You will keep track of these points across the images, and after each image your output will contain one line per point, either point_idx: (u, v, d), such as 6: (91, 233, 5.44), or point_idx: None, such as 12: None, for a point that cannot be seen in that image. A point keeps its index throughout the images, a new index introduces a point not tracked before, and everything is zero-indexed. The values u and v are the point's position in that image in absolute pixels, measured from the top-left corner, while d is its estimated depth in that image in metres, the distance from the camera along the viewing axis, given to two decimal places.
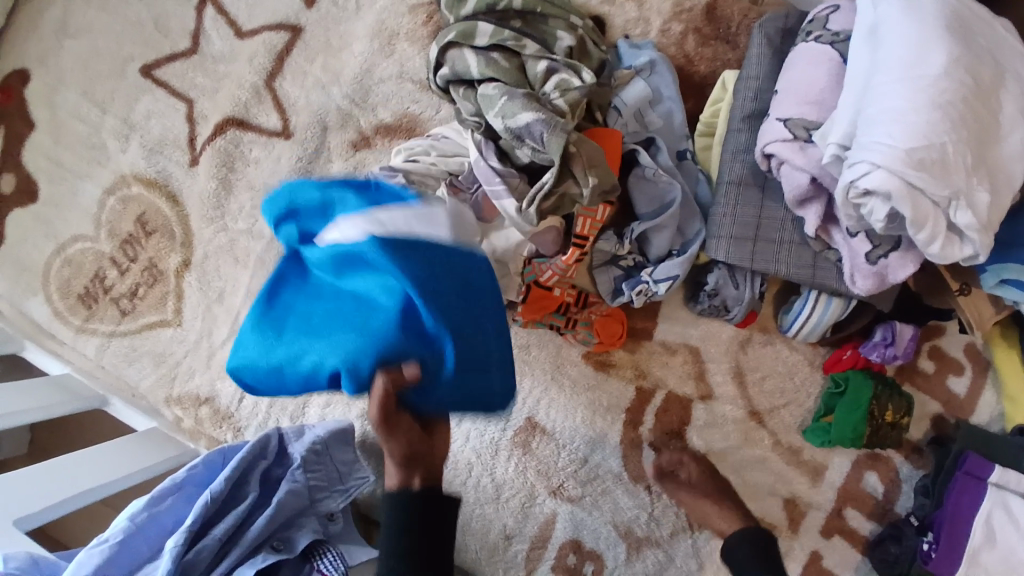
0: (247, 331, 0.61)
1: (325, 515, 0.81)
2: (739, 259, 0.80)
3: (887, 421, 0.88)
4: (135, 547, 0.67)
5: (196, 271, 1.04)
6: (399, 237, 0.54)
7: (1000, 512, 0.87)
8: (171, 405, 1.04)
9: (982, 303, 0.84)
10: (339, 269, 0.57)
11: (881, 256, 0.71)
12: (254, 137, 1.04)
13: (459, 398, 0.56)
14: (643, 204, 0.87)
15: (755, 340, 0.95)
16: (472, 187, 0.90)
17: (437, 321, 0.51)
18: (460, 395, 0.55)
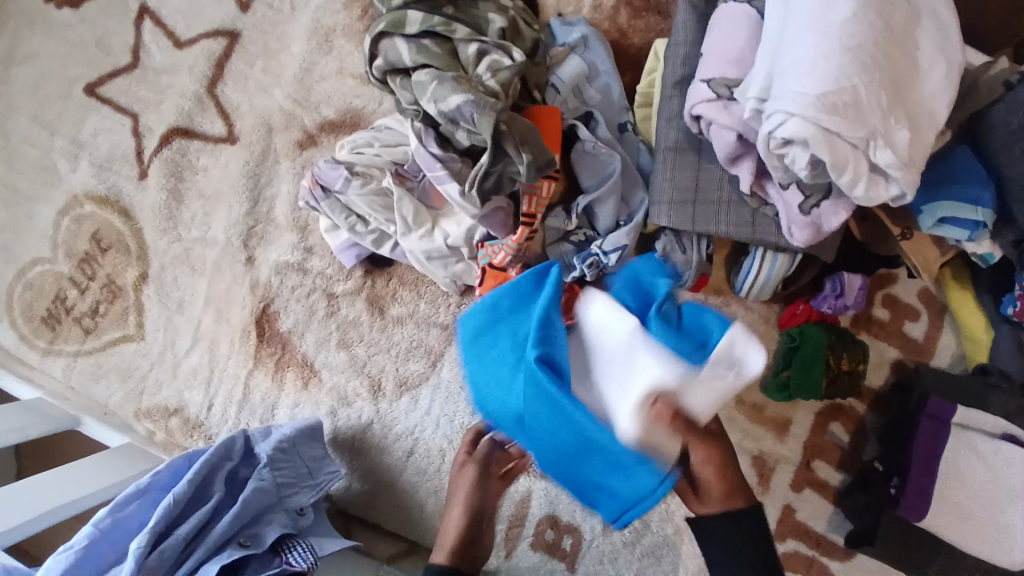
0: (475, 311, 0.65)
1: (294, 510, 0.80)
2: (681, 223, 0.81)
3: (843, 369, 0.90)
4: (100, 551, 0.69)
5: (155, 283, 1.05)
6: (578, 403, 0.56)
7: (965, 450, 0.90)
8: (141, 419, 1.05)
9: (926, 247, 0.85)
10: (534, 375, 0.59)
11: (813, 206, 0.72)
12: (201, 145, 1.05)
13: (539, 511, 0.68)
14: (586, 177, 0.88)
15: (710, 303, 0.97)
16: (418, 176, 0.91)
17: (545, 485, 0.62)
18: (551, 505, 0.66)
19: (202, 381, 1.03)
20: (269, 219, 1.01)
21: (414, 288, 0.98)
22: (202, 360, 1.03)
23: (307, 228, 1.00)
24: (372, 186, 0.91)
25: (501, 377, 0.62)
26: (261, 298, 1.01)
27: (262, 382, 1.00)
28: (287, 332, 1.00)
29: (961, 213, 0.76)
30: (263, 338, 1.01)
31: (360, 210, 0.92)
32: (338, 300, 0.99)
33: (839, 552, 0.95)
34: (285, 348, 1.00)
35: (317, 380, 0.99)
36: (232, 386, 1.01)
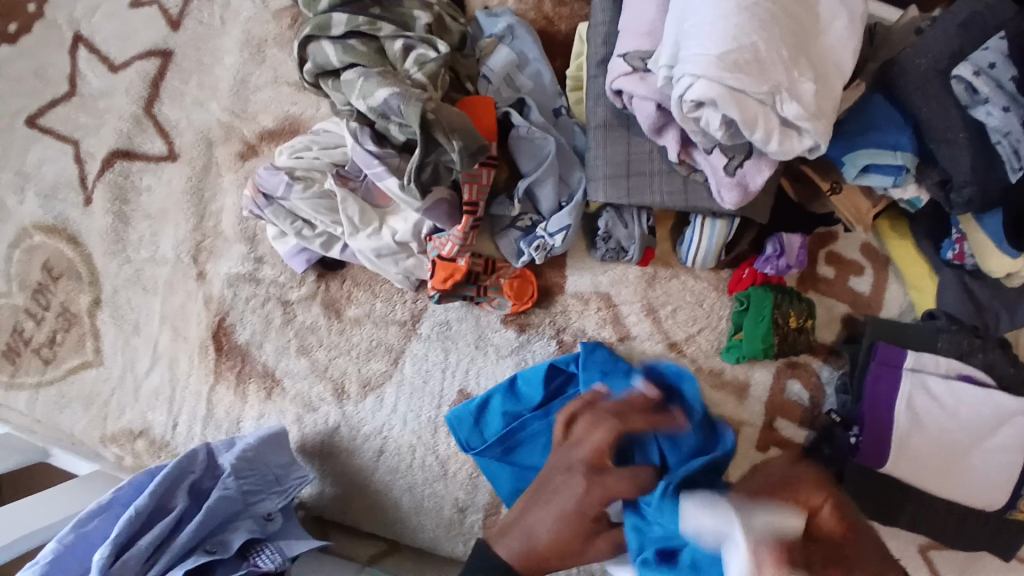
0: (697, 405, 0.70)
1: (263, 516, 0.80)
2: (617, 197, 0.83)
3: (792, 326, 0.93)
4: (64, 566, 0.69)
5: (109, 306, 1.05)
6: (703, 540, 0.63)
7: (921, 392, 0.89)
8: (108, 444, 1.04)
9: (857, 198, 0.88)
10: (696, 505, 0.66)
11: (737, 166, 0.75)
12: (143, 165, 1.05)
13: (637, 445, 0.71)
14: (525, 161, 0.89)
15: (661, 276, 0.98)
16: (360, 175, 0.92)
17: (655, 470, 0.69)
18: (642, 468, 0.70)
19: (165, 401, 1.02)
20: (217, 233, 1.02)
21: (369, 289, 0.98)
22: (163, 379, 1.03)
23: (256, 238, 1.01)
24: (315, 189, 0.92)
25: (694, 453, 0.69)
26: (216, 312, 1.01)
27: (225, 396, 1.00)
28: (246, 344, 1.00)
29: (881, 158, 0.80)
30: (222, 352, 1.01)
31: (305, 214, 0.93)
32: (294, 306, 0.99)
33: None
34: (245, 361, 1.00)
35: (281, 388, 0.99)
36: (195, 403, 1.01)
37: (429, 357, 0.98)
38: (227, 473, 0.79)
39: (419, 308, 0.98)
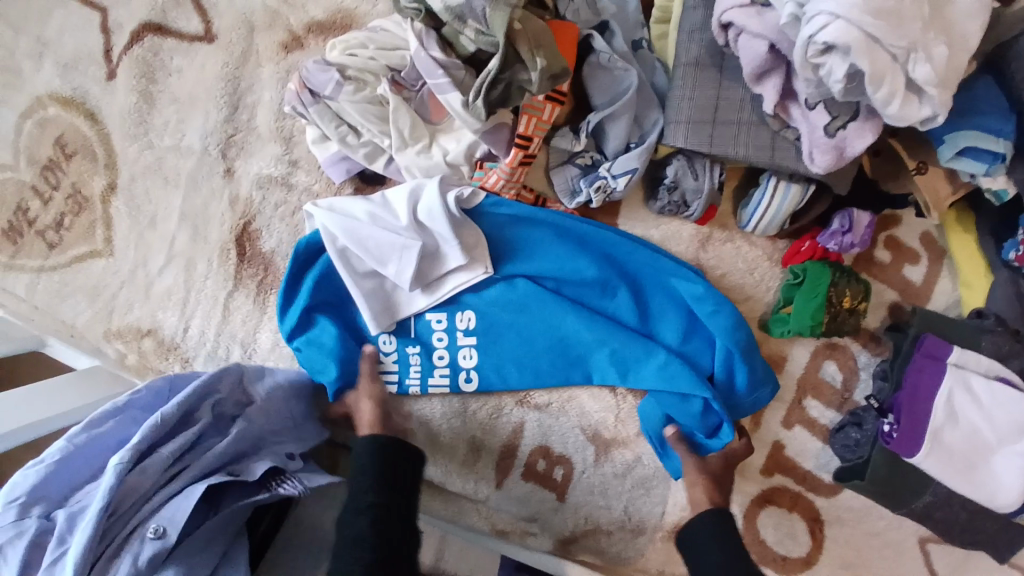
0: (621, 341, 0.87)
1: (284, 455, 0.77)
2: (698, 144, 0.77)
3: (844, 307, 0.89)
4: (73, 467, 0.64)
5: (124, 194, 0.98)
6: (624, 317, 0.87)
7: (961, 390, 0.87)
8: (111, 340, 0.99)
9: (937, 181, 0.84)
10: (622, 315, 0.88)
11: (839, 127, 0.70)
12: (174, 44, 0.97)
13: (622, 352, 0.87)
14: (598, 94, 0.82)
15: (715, 238, 0.93)
16: (417, 84, 0.84)
17: (636, 320, 0.87)
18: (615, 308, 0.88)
19: (178, 302, 0.97)
20: (250, 127, 0.94)
21: None
22: (177, 279, 0.97)
23: (292, 138, 0.93)
24: (366, 93, 0.84)
25: (611, 290, 0.87)
26: (241, 215, 0.94)
27: (244, 304, 0.94)
28: (270, 253, 0.93)
29: (981, 143, 0.75)
30: (244, 258, 0.94)
31: (351, 119, 0.86)
32: None
33: (825, 489, 0.97)
34: (268, 270, 0.94)
35: None
36: (210, 307, 0.96)
37: None
38: (256, 405, 0.77)
39: None
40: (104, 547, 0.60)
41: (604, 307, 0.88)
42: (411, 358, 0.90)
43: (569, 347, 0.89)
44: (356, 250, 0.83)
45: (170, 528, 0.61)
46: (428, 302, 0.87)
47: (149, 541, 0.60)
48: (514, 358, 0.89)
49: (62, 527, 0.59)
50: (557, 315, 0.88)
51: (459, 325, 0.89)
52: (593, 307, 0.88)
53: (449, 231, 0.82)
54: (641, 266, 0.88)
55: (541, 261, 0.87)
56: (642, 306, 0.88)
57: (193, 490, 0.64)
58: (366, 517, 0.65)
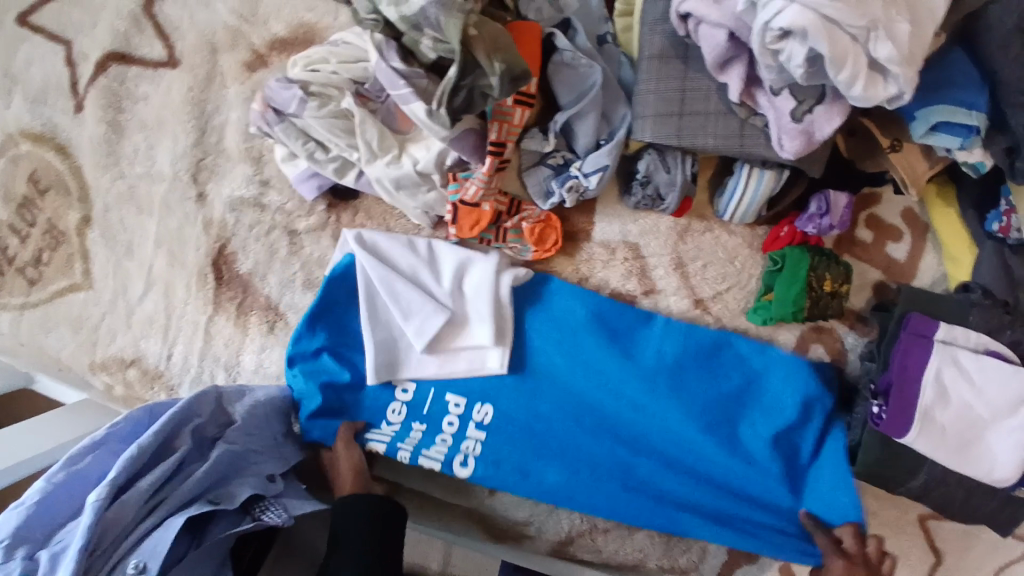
0: (650, 416, 0.86)
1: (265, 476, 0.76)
2: (666, 137, 0.77)
3: (826, 290, 0.88)
4: (54, 505, 0.63)
5: (99, 225, 0.97)
6: (663, 399, 0.86)
7: (949, 366, 0.86)
8: (97, 372, 0.98)
9: (915, 158, 0.83)
10: (665, 393, 0.86)
11: (806, 112, 0.69)
12: (140, 71, 0.96)
13: (653, 429, 0.87)
14: (564, 92, 0.81)
15: (694, 229, 0.93)
16: (382, 95, 0.83)
17: (678, 402, 0.86)
18: (655, 387, 0.86)
19: (159, 329, 0.96)
20: (219, 149, 0.93)
21: (382, 222, 0.92)
22: (157, 306, 0.96)
23: (262, 158, 0.93)
24: (331, 107, 0.83)
25: (652, 373, 0.87)
26: (216, 238, 0.94)
27: (225, 327, 0.94)
28: (248, 274, 0.93)
29: (955, 118, 0.74)
30: (223, 281, 0.94)
31: (318, 135, 0.85)
32: (301, 237, 0.92)
33: None
34: (247, 292, 0.93)
35: (284, 322, 0.93)
36: (192, 333, 0.95)
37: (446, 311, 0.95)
38: (237, 426, 0.76)
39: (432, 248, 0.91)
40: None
41: (643, 390, 0.87)
42: (414, 431, 0.88)
43: (603, 424, 0.88)
44: (386, 299, 0.87)
45: (151, 563, 0.61)
46: (436, 372, 0.88)
47: None
48: (525, 455, 0.88)
49: (44, 566, 0.59)
50: (590, 391, 0.88)
51: (473, 417, 0.89)
52: (628, 389, 0.87)
53: (486, 312, 0.87)
54: (679, 427, 0.86)
55: (579, 336, 0.89)
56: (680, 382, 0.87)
57: (173, 522, 0.63)
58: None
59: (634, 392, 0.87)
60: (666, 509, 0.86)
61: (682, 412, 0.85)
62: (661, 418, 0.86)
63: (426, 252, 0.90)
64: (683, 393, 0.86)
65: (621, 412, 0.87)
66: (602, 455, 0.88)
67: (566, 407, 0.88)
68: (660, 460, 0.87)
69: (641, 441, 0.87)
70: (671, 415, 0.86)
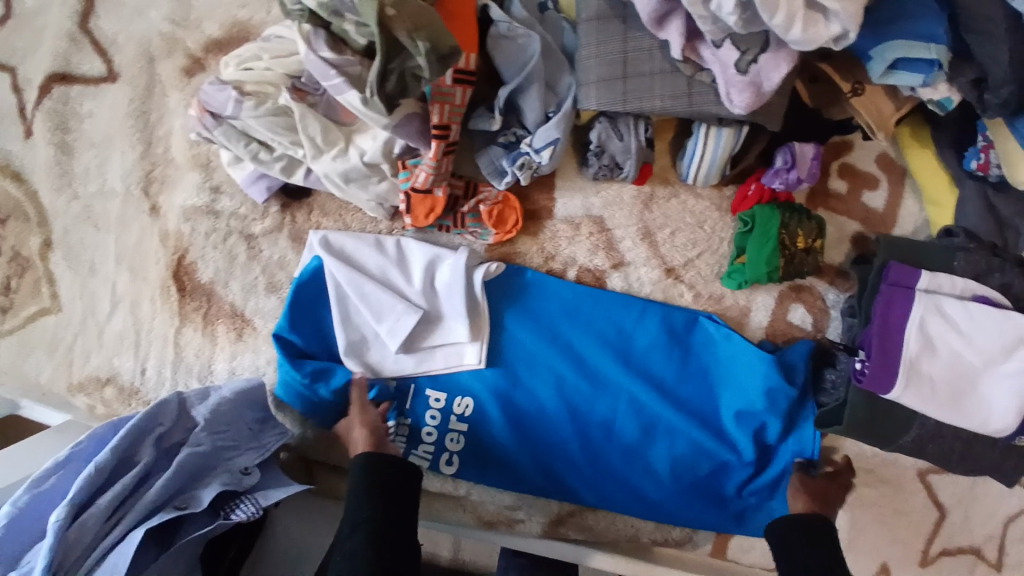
0: (626, 398, 0.88)
1: (239, 470, 0.75)
2: (612, 102, 0.74)
3: (799, 247, 0.85)
4: (21, 529, 0.64)
5: (60, 248, 0.97)
6: (636, 378, 0.88)
7: (934, 315, 0.83)
8: (75, 393, 0.98)
9: (878, 99, 0.79)
10: (637, 374, 0.88)
11: (751, 62, 0.66)
12: (82, 88, 0.94)
13: (631, 411, 0.88)
14: (505, 66, 0.78)
15: (659, 196, 0.90)
16: (318, 88, 0.81)
17: (649, 381, 0.88)
18: (628, 369, 0.88)
19: (130, 346, 0.96)
20: (168, 159, 0.92)
21: (339, 218, 0.90)
22: (126, 323, 0.96)
23: (211, 164, 0.91)
24: (268, 106, 0.81)
25: (623, 353, 0.89)
26: (174, 249, 0.93)
27: (194, 338, 0.93)
28: (210, 283, 0.92)
29: (913, 52, 0.71)
30: (186, 292, 0.93)
31: (259, 135, 0.83)
32: (259, 241, 0.91)
33: None
34: (212, 301, 0.92)
35: (252, 328, 0.92)
36: (163, 346, 0.95)
37: None
38: (200, 428, 0.75)
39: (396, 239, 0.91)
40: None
41: (617, 369, 0.88)
42: (400, 427, 0.89)
43: (579, 409, 0.89)
44: (356, 299, 0.85)
45: None
46: (415, 369, 0.88)
47: None
48: (510, 453, 0.90)
49: None
50: (562, 375, 0.89)
51: (454, 410, 0.89)
52: (600, 372, 0.89)
53: (460, 308, 0.86)
54: (659, 407, 0.88)
55: (553, 320, 0.89)
56: (652, 360, 0.88)
57: (133, 536, 0.63)
58: (361, 535, 0.66)
59: (607, 373, 0.88)
60: (646, 485, 0.89)
61: (658, 391, 0.88)
62: (637, 398, 0.88)
63: (396, 251, 0.88)
64: (654, 372, 0.88)
65: (598, 396, 0.88)
66: (585, 442, 0.89)
67: (544, 394, 0.88)
68: (641, 443, 0.88)
69: (620, 423, 0.88)
70: (644, 394, 0.88)
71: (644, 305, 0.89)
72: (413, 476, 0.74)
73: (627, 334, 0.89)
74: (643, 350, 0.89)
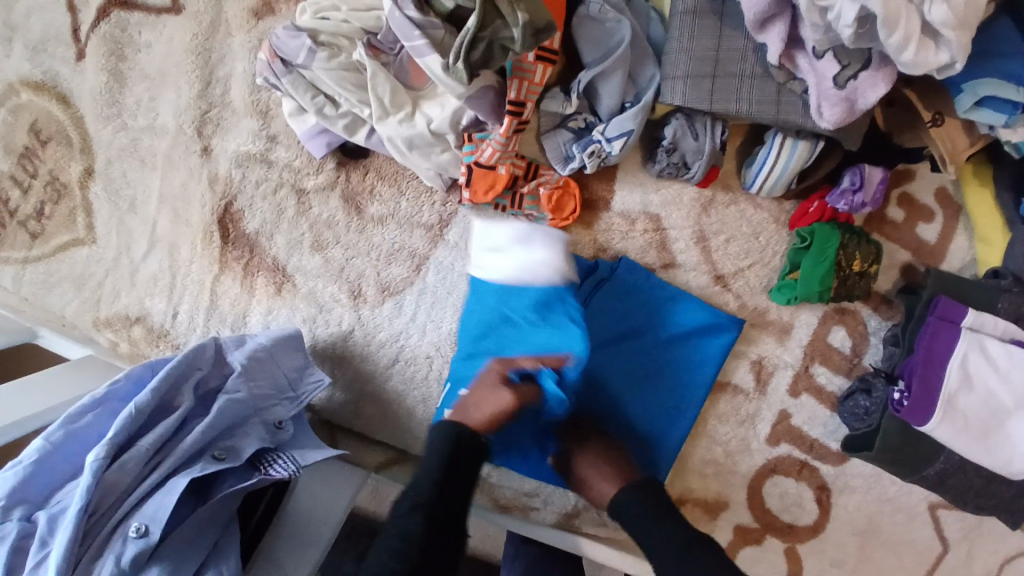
0: (656, 401, 0.89)
1: (274, 422, 0.74)
2: (697, 100, 0.72)
3: (854, 270, 0.84)
4: (54, 466, 0.63)
5: (102, 179, 0.95)
6: (671, 383, 0.89)
7: (975, 352, 0.83)
8: (101, 330, 0.97)
9: (957, 133, 0.78)
10: (671, 381, 0.89)
11: (850, 77, 0.65)
12: (142, 18, 0.91)
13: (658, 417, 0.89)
14: (588, 49, 0.77)
15: (718, 201, 0.89)
16: (395, 48, 0.79)
17: (681, 389, 0.89)
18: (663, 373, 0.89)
19: (164, 288, 0.94)
20: (224, 102, 0.90)
21: (394, 184, 0.88)
22: (162, 265, 0.94)
23: (268, 112, 0.89)
24: (341, 60, 0.79)
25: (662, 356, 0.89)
26: (221, 195, 0.91)
27: (230, 287, 0.92)
28: (254, 234, 0.91)
29: (1002, 92, 0.69)
30: (228, 240, 0.91)
31: (327, 89, 0.81)
32: (309, 197, 0.89)
33: (833, 457, 0.95)
34: (253, 252, 0.91)
35: (291, 285, 0.91)
36: (198, 292, 0.93)
37: (455, 267, 0.89)
38: (237, 374, 0.73)
39: (448, 212, 0.88)
40: (86, 549, 0.60)
41: (654, 371, 0.89)
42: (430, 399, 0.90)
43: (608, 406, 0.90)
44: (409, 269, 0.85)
45: (152, 527, 0.60)
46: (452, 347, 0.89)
47: (132, 540, 0.60)
48: (532, 438, 0.90)
49: (43, 529, 0.59)
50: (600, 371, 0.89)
51: None
52: (637, 372, 0.89)
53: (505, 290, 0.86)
54: (682, 414, 0.89)
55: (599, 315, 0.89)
56: (687, 368, 0.89)
57: (175, 485, 0.62)
58: (426, 490, 0.72)
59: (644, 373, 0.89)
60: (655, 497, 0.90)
61: (687, 400, 0.89)
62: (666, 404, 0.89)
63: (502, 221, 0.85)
64: (690, 379, 0.89)
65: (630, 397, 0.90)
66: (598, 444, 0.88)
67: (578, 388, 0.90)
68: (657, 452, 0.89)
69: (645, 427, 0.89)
70: (672, 401, 0.89)
71: (687, 305, 0.88)
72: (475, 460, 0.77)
73: (671, 337, 0.89)
74: (683, 352, 0.89)
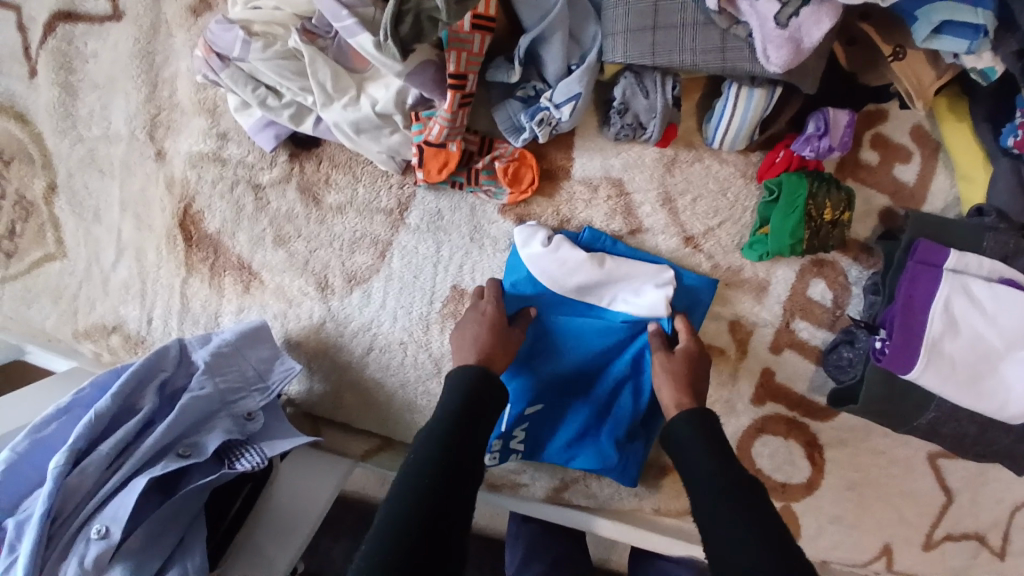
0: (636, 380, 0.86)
1: (243, 414, 0.75)
2: (640, 56, 0.70)
3: (826, 219, 0.81)
4: (21, 473, 0.64)
5: (65, 192, 0.95)
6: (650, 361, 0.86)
7: (960, 295, 0.80)
8: (82, 340, 0.98)
9: (921, 66, 0.74)
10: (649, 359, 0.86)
11: (792, 15, 0.63)
12: (86, 28, 0.90)
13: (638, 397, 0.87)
14: (527, 13, 0.74)
15: (681, 159, 0.86)
16: (330, 32, 0.78)
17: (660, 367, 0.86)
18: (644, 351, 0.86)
19: (136, 294, 0.95)
20: (173, 104, 0.89)
21: (349, 172, 0.87)
22: (132, 272, 0.95)
23: (216, 110, 0.88)
24: (277, 48, 0.78)
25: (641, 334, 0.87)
26: (180, 198, 0.91)
27: (200, 289, 0.92)
28: (216, 234, 0.91)
29: (960, 15, 0.66)
30: (191, 243, 0.91)
31: (268, 80, 0.80)
32: (266, 191, 0.89)
33: (821, 413, 0.93)
34: (218, 252, 0.91)
35: (258, 282, 0.91)
36: (169, 297, 0.94)
37: (419, 250, 0.88)
38: (201, 371, 0.74)
39: (406, 194, 0.87)
40: (54, 550, 0.62)
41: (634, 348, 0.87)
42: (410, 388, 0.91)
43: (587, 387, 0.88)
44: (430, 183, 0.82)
45: (114, 527, 0.61)
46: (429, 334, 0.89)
47: (94, 541, 0.61)
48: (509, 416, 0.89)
49: (10, 535, 0.60)
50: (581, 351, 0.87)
51: None
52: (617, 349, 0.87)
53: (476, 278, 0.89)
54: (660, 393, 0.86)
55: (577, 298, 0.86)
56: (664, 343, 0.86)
57: (135, 484, 0.63)
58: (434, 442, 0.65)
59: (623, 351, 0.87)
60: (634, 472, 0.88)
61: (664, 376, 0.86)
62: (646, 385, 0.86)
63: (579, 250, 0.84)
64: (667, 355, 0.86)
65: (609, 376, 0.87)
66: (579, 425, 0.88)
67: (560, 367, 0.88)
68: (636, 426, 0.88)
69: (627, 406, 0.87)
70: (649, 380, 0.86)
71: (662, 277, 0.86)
72: (493, 411, 0.73)
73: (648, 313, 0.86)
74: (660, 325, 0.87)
